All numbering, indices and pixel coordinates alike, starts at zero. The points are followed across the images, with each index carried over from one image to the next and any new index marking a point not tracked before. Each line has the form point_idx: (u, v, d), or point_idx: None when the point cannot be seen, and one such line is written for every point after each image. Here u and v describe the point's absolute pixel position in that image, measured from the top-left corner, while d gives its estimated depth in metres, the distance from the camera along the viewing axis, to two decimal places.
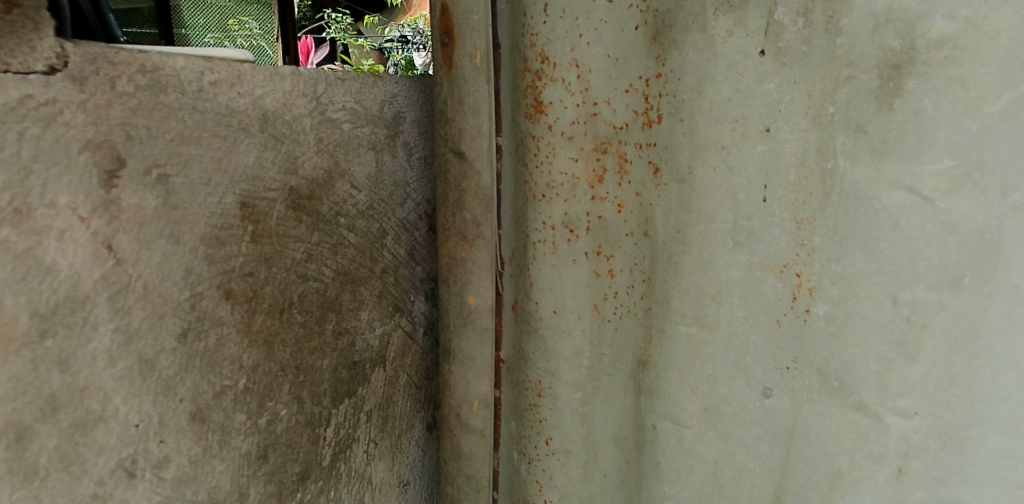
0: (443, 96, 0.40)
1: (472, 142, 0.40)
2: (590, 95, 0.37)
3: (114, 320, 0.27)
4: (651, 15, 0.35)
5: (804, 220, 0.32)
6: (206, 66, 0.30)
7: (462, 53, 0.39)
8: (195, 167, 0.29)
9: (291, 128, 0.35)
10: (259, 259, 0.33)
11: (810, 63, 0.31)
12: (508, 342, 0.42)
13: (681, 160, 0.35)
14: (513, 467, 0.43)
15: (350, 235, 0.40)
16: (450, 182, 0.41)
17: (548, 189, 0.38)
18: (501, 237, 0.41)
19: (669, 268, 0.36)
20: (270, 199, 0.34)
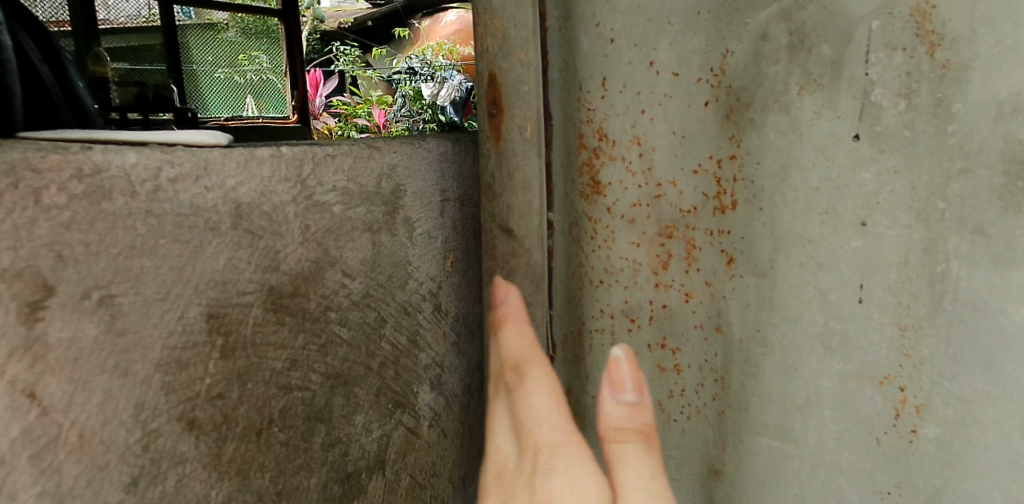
0: (490, 167, 0.40)
1: (521, 220, 0.39)
2: (653, 175, 0.36)
3: (38, 483, 0.22)
4: (724, 89, 0.34)
5: (908, 327, 0.30)
6: (165, 160, 0.25)
7: (511, 124, 0.39)
8: (150, 281, 0.25)
9: (270, 219, 0.30)
10: (231, 376, 0.28)
11: (915, 151, 0.29)
12: None
13: (760, 255, 0.34)
14: None
15: (342, 331, 0.35)
16: (498, 259, 0.41)
17: (607, 275, 0.39)
18: (552, 318, 0.42)
19: (747, 370, 0.35)
20: (245, 303, 0.29)
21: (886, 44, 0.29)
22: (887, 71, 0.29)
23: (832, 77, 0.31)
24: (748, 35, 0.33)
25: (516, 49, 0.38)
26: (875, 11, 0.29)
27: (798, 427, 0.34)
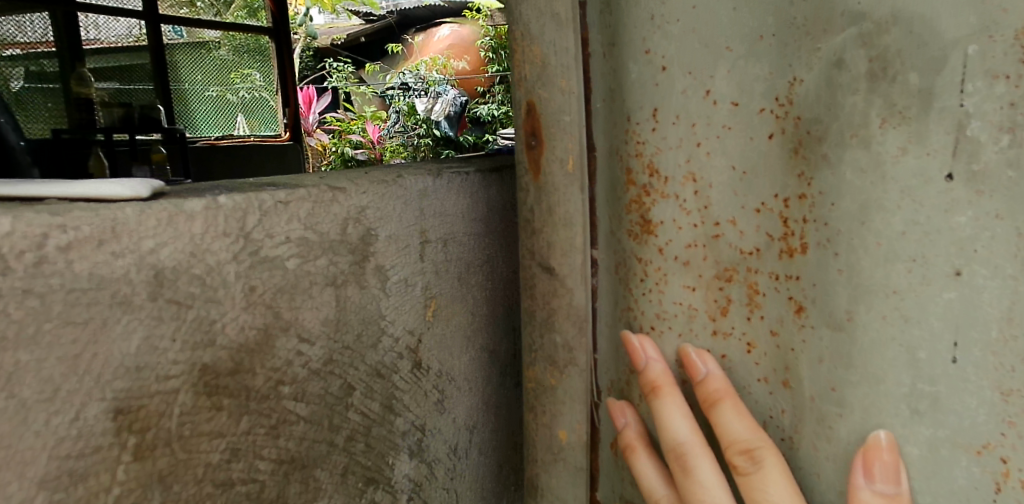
0: (530, 203, 0.39)
1: (563, 257, 0.38)
2: (711, 214, 0.34)
3: None
4: (791, 120, 0.31)
5: (1013, 393, 0.27)
6: (53, 226, 0.20)
7: (552, 157, 0.38)
8: (32, 379, 0.20)
9: (203, 284, 0.25)
10: (146, 480, 0.24)
11: (1019, 193, 0.26)
12: (605, 483, 0.41)
13: (837, 303, 0.31)
14: None
15: (299, 408, 0.30)
16: (538, 299, 0.40)
17: (658, 320, 0.37)
18: (596, 362, 0.40)
19: (820, 432, 0.32)
20: (168, 391, 0.24)
21: (986, 72, 0.26)
22: (986, 102, 0.26)
23: (920, 108, 0.28)
24: (819, 62, 0.30)
25: (557, 76, 0.37)
26: (971, 36, 0.26)
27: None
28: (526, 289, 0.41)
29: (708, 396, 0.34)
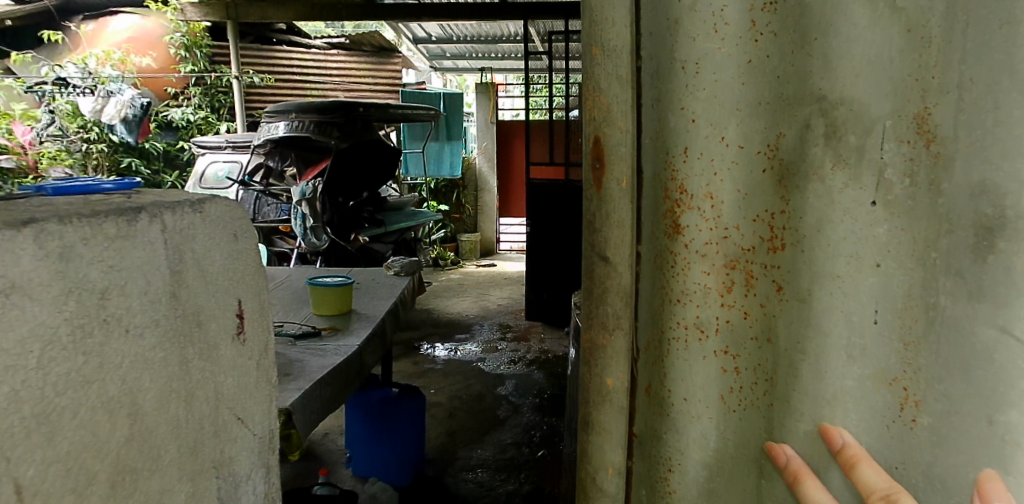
0: (594, 209, 0.61)
1: (615, 251, 0.61)
2: (721, 221, 0.55)
3: None
4: (776, 162, 0.53)
5: (910, 342, 0.49)
6: None
7: (610, 176, 0.60)
8: None
9: None
10: None
11: (915, 214, 0.48)
12: (639, 417, 0.64)
13: (802, 283, 0.52)
14: None
15: None
16: (597, 279, 0.62)
17: (683, 294, 0.58)
18: (638, 328, 0.63)
19: (791, 372, 0.54)
20: None
21: (895, 140, 0.48)
22: (896, 157, 0.48)
23: (856, 155, 0.49)
24: (795, 126, 0.51)
25: (616, 120, 0.59)
26: (889, 116, 0.48)
27: (831, 418, 0.52)
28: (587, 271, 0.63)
29: (850, 460, 0.51)
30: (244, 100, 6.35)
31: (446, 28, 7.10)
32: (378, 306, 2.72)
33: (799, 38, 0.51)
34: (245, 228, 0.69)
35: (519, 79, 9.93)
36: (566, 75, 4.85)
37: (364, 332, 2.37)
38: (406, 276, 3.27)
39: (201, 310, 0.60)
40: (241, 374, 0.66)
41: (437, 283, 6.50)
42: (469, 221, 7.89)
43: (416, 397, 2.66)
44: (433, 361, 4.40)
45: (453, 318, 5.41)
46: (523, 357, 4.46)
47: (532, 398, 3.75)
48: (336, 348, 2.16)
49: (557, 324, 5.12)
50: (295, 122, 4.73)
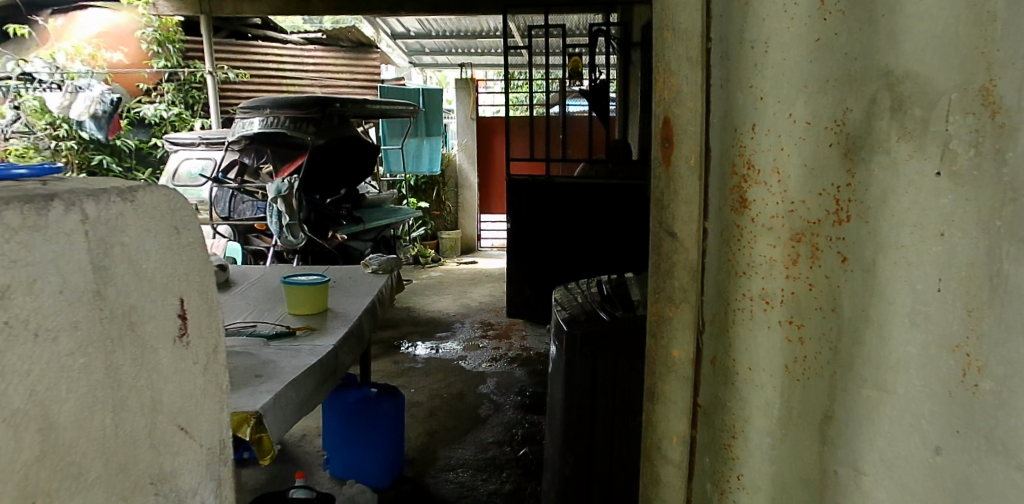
0: (663, 186, 0.66)
1: (683, 225, 0.65)
2: (789, 194, 0.60)
3: None
4: (842, 135, 0.58)
5: (973, 310, 0.55)
6: None
7: (680, 152, 0.64)
8: None
9: None
10: None
11: (980, 184, 0.54)
12: (704, 390, 0.67)
13: (866, 253, 0.58)
14: (706, 474, 0.68)
15: None
16: (663, 256, 0.66)
17: (749, 267, 0.62)
18: (703, 301, 0.66)
19: (855, 338, 0.59)
20: None
21: (961, 111, 0.54)
22: (961, 128, 0.54)
23: (920, 130, 0.55)
24: (861, 101, 0.57)
25: (685, 99, 0.63)
26: (955, 87, 0.54)
27: (892, 380, 0.58)
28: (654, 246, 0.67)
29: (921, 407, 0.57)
30: (218, 96, 6.22)
31: (425, 23, 7.03)
32: (356, 305, 2.66)
33: (865, 16, 0.56)
34: (185, 222, 0.64)
35: (498, 74, 9.88)
36: (545, 70, 4.81)
37: (340, 331, 2.30)
38: (384, 274, 3.20)
39: (134, 311, 0.56)
40: (186, 385, 0.62)
41: (417, 281, 6.44)
42: (450, 218, 7.82)
43: (394, 397, 2.61)
44: (413, 360, 4.34)
45: (433, 315, 5.35)
46: (505, 355, 4.42)
47: (514, 396, 3.72)
48: (310, 349, 2.10)
49: (539, 321, 5.09)
50: (270, 117, 4.71)
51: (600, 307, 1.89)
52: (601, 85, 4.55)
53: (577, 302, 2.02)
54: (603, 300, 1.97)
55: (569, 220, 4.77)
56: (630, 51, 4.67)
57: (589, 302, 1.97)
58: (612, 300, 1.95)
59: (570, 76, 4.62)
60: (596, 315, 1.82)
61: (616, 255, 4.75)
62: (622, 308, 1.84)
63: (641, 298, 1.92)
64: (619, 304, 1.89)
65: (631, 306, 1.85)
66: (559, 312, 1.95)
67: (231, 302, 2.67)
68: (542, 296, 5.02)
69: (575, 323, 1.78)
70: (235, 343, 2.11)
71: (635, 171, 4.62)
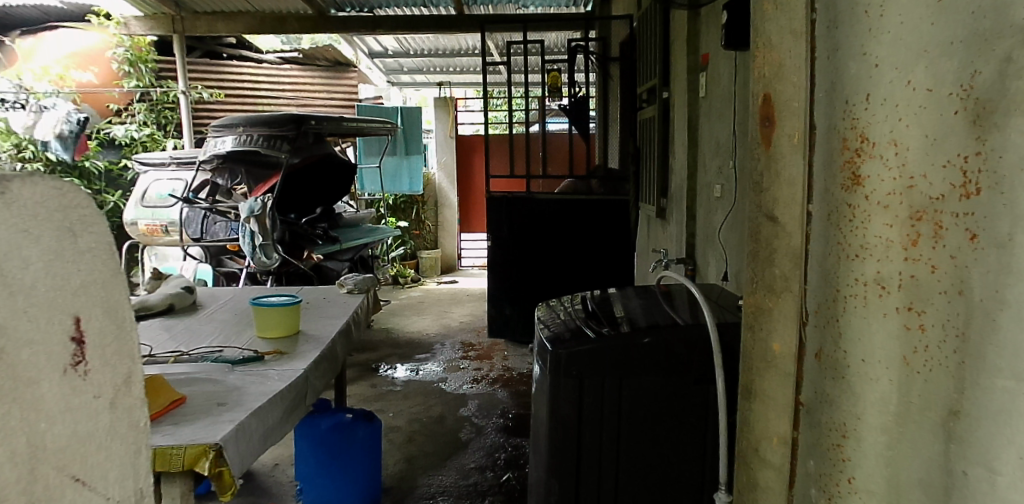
0: (767, 165, 0.97)
1: (785, 208, 0.96)
2: (908, 170, 0.81)
3: None
4: (970, 100, 0.75)
5: None
6: None
7: (781, 132, 0.95)
8: None
9: None
10: None
11: None
12: (805, 386, 0.98)
13: (999, 230, 0.72)
14: (817, 424, 0.96)
15: None
16: (765, 240, 0.98)
17: (862, 250, 0.88)
18: (809, 293, 0.97)
19: (990, 322, 0.74)
20: None
21: None
22: None
23: None
24: (991, 65, 0.72)
25: (790, 77, 0.93)
26: None
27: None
28: (768, 238, 0.98)
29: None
30: (191, 116, 6.11)
31: (403, 42, 7.00)
32: (330, 327, 2.54)
33: (999, 7, 0.71)
34: (82, 224, 0.59)
35: (477, 93, 9.85)
36: (523, 86, 4.76)
37: (312, 355, 2.18)
38: (360, 294, 3.08)
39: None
40: (80, 411, 0.55)
41: (396, 301, 6.31)
42: (429, 237, 7.72)
43: (371, 422, 2.49)
44: (392, 383, 4.21)
45: (412, 337, 5.23)
46: (486, 376, 4.31)
47: (496, 418, 3.61)
48: (279, 374, 1.98)
49: (520, 340, 4.99)
50: (243, 136, 4.58)
51: (587, 324, 1.80)
52: (582, 100, 4.51)
53: (560, 320, 1.92)
54: (589, 317, 1.88)
55: (550, 237, 4.70)
56: (609, 66, 4.64)
57: (574, 320, 1.88)
58: (598, 317, 1.87)
59: (548, 92, 4.57)
60: (583, 332, 1.72)
61: (599, 271, 4.68)
62: (610, 324, 1.75)
63: (629, 313, 1.83)
64: (606, 321, 1.80)
65: (619, 322, 1.75)
66: (542, 331, 1.85)
67: (196, 326, 2.53)
68: (524, 315, 4.93)
69: (560, 342, 1.67)
70: (197, 370, 1.97)
71: (616, 186, 4.57)
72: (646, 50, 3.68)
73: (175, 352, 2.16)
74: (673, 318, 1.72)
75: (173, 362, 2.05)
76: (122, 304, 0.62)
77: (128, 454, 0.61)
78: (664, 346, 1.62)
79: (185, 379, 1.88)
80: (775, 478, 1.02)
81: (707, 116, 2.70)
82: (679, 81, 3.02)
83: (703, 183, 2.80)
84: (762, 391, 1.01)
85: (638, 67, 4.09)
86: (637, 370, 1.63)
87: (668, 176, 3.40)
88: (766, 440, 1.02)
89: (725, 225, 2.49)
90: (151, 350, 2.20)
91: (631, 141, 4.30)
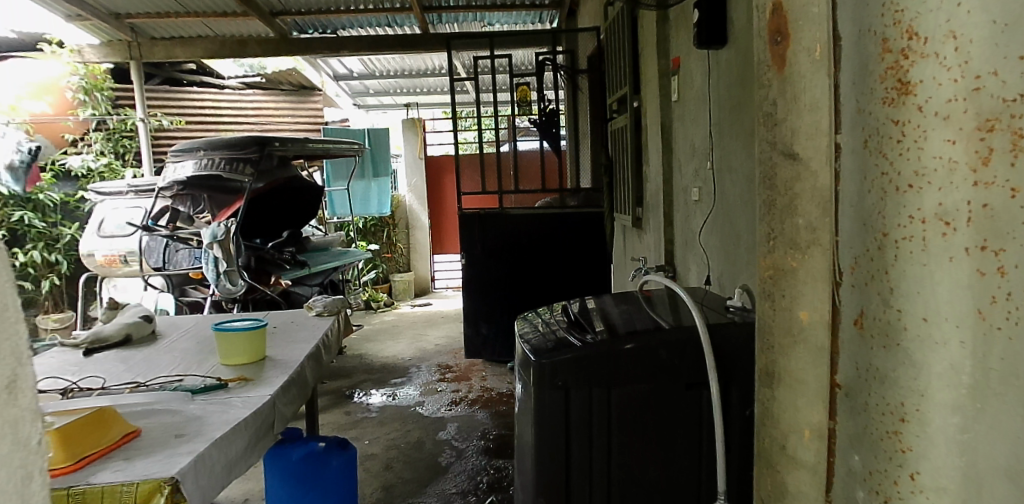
0: (787, 90, 0.95)
1: (807, 140, 0.94)
2: (971, 76, 0.78)
3: None
4: None
5: None
6: None
7: (796, 46, 0.94)
8: None
9: None
10: None
11: None
12: (843, 359, 0.97)
13: None
14: (858, 406, 0.95)
15: None
16: (785, 182, 0.97)
17: (916, 180, 0.84)
18: (839, 241, 0.96)
19: None
20: None
21: None
22: None
23: None
24: None
25: None
26: None
27: None
28: (790, 175, 0.96)
29: None
30: (150, 143, 5.92)
31: (368, 62, 6.91)
32: (298, 351, 2.40)
33: None
34: None
35: (446, 115, 9.82)
36: (493, 103, 4.72)
37: (279, 381, 2.05)
38: (330, 316, 2.94)
39: None
40: None
41: (369, 326, 6.14)
42: (402, 259, 7.59)
43: (344, 450, 2.36)
44: (366, 409, 4.06)
45: (387, 361, 5.07)
46: (465, 397, 4.18)
47: (477, 440, 3.48)
48: (242, 401, 1.85)
49: (499, 359, 4.87)
50: (204, 160, 4.43)
51: (571, 333, 1.71)
52: (552, 113, 4.50)
53: (539, 332, 1.82)
54: (572, 326, 1.79)
55: (526, 253, 4.63)
56: (578, 79, 4.64)
57: (557, 329, 1.79)
58: (582, 325, 1.78)
59: (518, 106, 4.55)
60: (567, 341, 1.62)
61: (576, 285, 4.61)
62: (596, 331, 1.66)
63: (613, 320, 1.75)
64: (591, 328, 1.71)
65: (604, 328, 1.67)
66: (522, 344, 1.75)
67: (155, 357, 2.36)
68: (502, 334, 4.81)
69: (545, 351, 1.58)
70: (154, 400, 1.82)
71: (590, 198, 4.53)
72: (615, 62, 3.70)
73: (131, 383, 2.01)
74: (656, 323, 1.64)
75: (129, 392, 1.90)
76: (0, 294, 0.53)
77: (9, 481, 0.52)
78: (650, 353, 1.54)
79: (140, 411, 1.74)
80: (810, 476, 1.00)
81: (681, 120, 2.68)
82: (650, 88, 3.01)
83: (679, 187, 2.78)
84: (787, 374, 1.01)
85: (607, 78, 4.11)
86: (624, 379, 1.54)
87: (643, 184, 3.38)
88: (790, 427, 1.01)
89: (704, 227, 2.45)
90: (104, 382, 2.03)
91: (603, 152, 4.30)
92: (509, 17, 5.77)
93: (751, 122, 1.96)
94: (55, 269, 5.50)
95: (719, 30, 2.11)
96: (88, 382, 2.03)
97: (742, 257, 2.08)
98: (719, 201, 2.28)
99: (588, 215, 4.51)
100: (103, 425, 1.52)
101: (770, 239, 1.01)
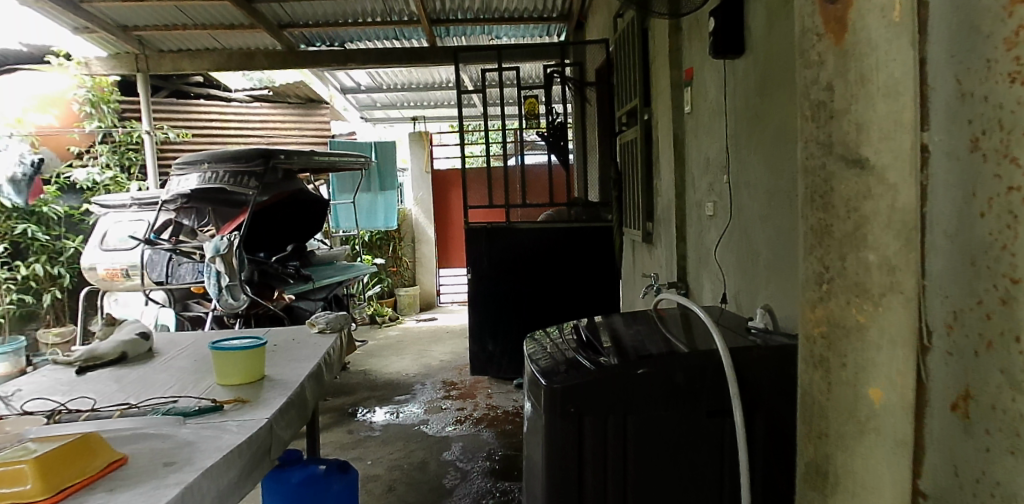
0: (857, 76, 0.82)
1: (888, 144, 0.81)
2: None
3: None
4: None
5: None
6: None
7: (869, 14, 0.80)
8: None
9: None
10: None
11: None
12: (937, 425, 0.85)
13: None
14: (964, 486, 0.81)
15: None
16: (858, 207, 0.84)
17: None
18: (930, 285, 0.84)
19: None
20: None
21: None
22: None
23: None
24: None
25: None
26: None
27: None
28: (864, 188, 0.83)
29: None
30: (156, 157, 5.90)
31: (375, 76, 6.89)
32: (298, 370, 2.32)
33: None
34: None
35: (453, 129, 9.79)
36: (500, 115, 4.66)
37: (278, 403, 1.96)
38: (332, 333, 2.86)
39: None
40: None
41: (373, 342, 6.06)
42: (407, 274, 7.52)
43: (345, 474, 2.26)
44: (369, 428, 3.97)
45: (391, 378, 4.98)
46: (470, 415, 4.08)
47: (482, 461, 3.38)
48: (238, 424, 1.76)
49: (505, 377, 4.77)
50: (208, 173, 4.38)
51: (582, 354, 1.62)
52: (560, 126, 4.44)
53: (549, 353, 1.73)
54: (584, 347, 1.70)
55: (533, 268, 4.55)
56: (586, 92, 4.59)
57: (568, 350, 1.70)
58: (594, 345, 1.69)
59: (526, 119, 4.50)
60: (579, 364, 1.53)
61: (584, 301, 4.52)
62: (609, 353, 1.57)
63: (627, 341, 1.65)
64: (604, 350, 1.62)
65: (617, 351, 1.58)
66: (531, 366, 1.66)
67: (150, 376, 2.28)
68: (508, 351, 4.71)
69: (556, 376, 1.48)
70: (144, 424, 1.74)
71: (599, 213, 4.45)
72: (625, 75, 3.63)
73: (122, 404, 1.93)
74: (671, 346, 1.55)
75: (117, 416, 1.82)
76: None
77: None
78: (665, 379, 1.44)
79: (129, 436, 1.66)
80: None
81: (693, 132, 2.61)
82: (662, 102, 2.95)
83: (692, 201, 2.70)
84: (856, 457, 0.88)
85: (616, 91, 4.07)
86: (643, 406, 1.44)
87: (654, 198, 3.30)
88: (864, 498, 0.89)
89: (719, 243, 2.36)
90: (94, 404, 1.96)
91: (611, 166, 4.24)
92: (516, 31, 5.74)
93: (771, 133, 1.89)
94: (58, 283, 5.44)
95: (736, 39, 2.05)
96: (78, 403, 1.96)
97: (761, 274, 1.99)
98: (735, 216, 2.20)
99: (597, 229, 4.43)
100: (89, 453, 1.43)
101: (833, 277, 0.88)
